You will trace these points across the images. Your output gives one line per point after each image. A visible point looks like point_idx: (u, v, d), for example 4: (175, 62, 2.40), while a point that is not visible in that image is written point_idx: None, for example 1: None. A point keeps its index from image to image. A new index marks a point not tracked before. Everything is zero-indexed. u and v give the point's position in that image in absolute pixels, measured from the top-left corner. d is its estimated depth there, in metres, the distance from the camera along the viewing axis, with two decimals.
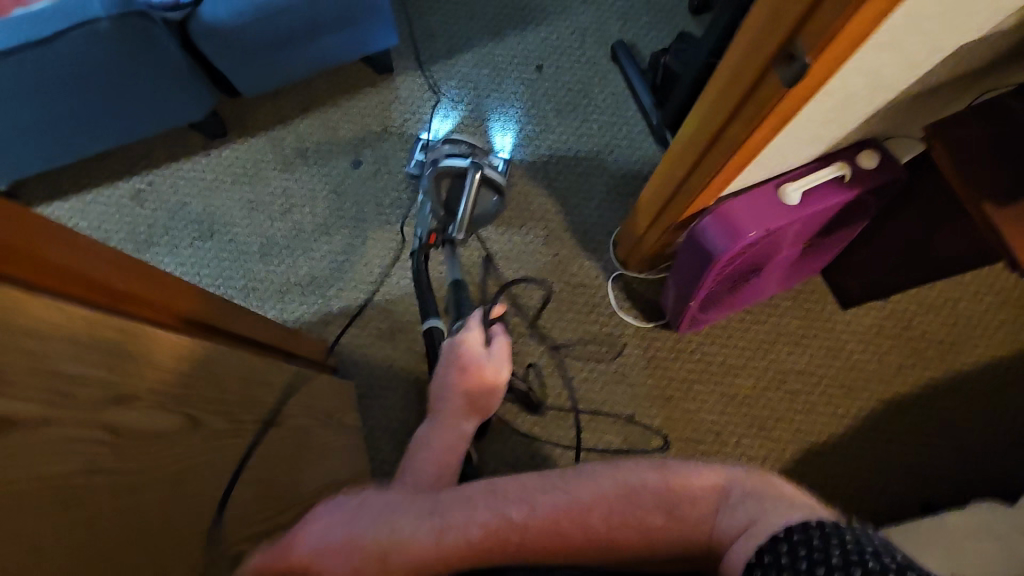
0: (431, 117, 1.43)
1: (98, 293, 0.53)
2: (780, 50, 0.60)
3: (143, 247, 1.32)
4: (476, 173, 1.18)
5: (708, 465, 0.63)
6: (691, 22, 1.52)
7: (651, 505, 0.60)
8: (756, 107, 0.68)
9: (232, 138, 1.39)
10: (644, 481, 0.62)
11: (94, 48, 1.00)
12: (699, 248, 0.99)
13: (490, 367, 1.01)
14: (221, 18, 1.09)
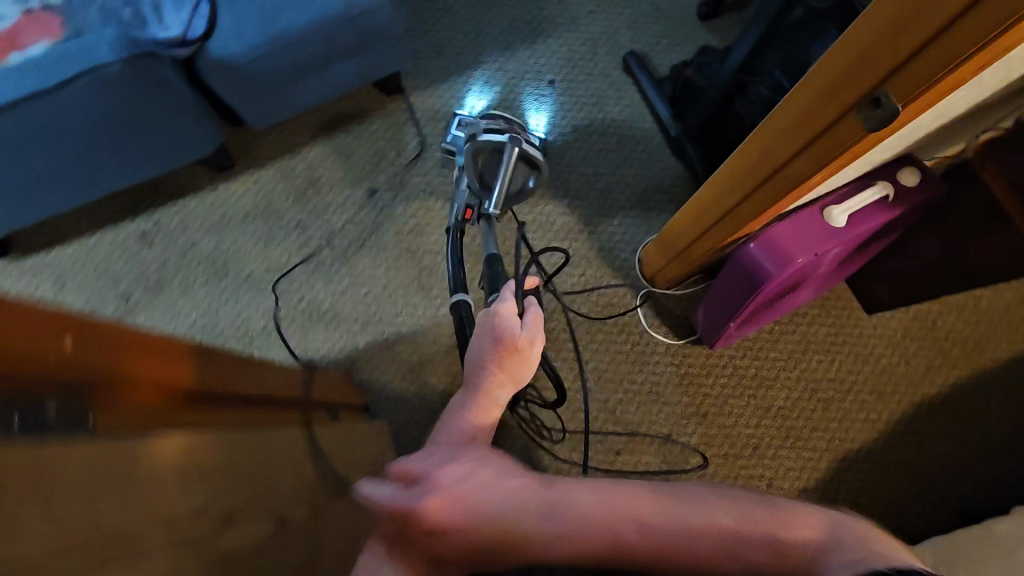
0: (467, 91, 1.42)
1: (127, 407, 0.48)
2: (863, 95, 0.59)
3: (154, 290, 1.26)
4: (514, 148, 1.09)
5: (815, 507, 0.59)
6: (701, 30, 1.50)
7: (758, 540, 0.56)
8: (826, 146, 0.66)
9: (239, 171, 1.33)
10: (755, 513, 0.58)
11: (103, 94, 0.96)
12: (743, 274, 0.97)
13: (522, 341, 0.86)
14: (233, 53, 1.04)
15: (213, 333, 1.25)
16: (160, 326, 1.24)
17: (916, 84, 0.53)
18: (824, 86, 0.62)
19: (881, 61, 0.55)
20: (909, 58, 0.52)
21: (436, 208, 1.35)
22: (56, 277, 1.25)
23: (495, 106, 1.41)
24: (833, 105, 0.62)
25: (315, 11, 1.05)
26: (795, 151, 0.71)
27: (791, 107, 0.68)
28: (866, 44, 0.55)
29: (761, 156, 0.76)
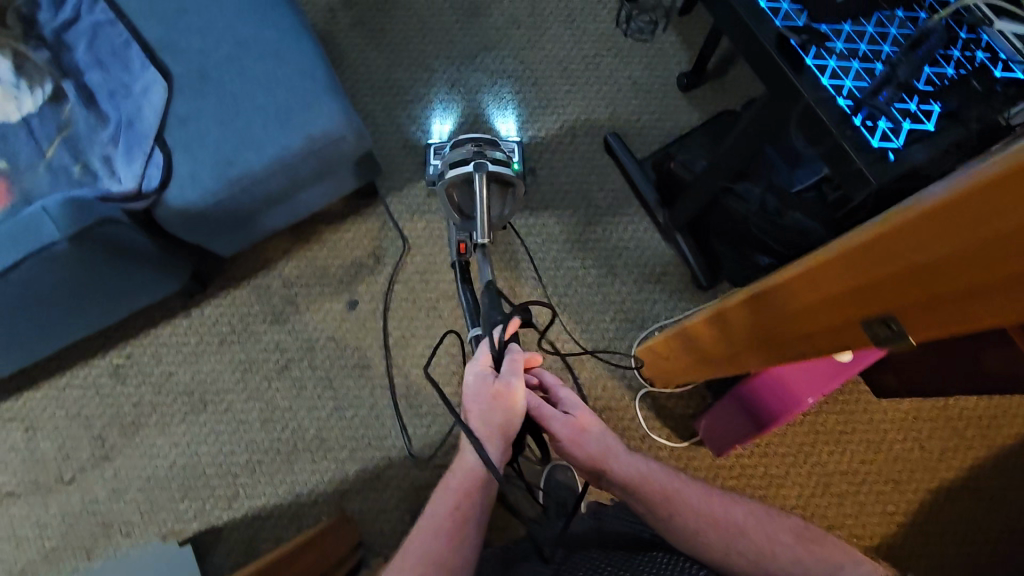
0: (430, 117, 1.41)
1: None
2: (869, 313, 0.53)
3: (130, 431, 1.21)
4: (480, 175, 1.08)
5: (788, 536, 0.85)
6: (683, 103, 1.44)
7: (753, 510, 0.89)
8: (823, 335, 0.61)
9: (212, 294, 1.27)
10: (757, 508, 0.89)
11: (56, 268, 0.89)
12: (748, 407, 0.94)
13: (497, 387, 0.82)
14: (193, 200, 0.97)
15: (196, 473, 1.19)
16: (140, 470, 1.18)
17: (935, 320, 0.46)
18: (824, 286, 0.56)
19: (894, 286, 0.48)
20: (924, 301, 0.46)
21: (419, 318, 1.29)
22: (27, 425, 1.20)
23: (461, 126, 1.41)
24: (831, 307, 0.56)
25: (276, 149, 0.99)
26: (791, 329, 0.65)
27: (786, 292, 0.62)
28: (870, 268, 0.49)
29: (754, 318, 0.71)
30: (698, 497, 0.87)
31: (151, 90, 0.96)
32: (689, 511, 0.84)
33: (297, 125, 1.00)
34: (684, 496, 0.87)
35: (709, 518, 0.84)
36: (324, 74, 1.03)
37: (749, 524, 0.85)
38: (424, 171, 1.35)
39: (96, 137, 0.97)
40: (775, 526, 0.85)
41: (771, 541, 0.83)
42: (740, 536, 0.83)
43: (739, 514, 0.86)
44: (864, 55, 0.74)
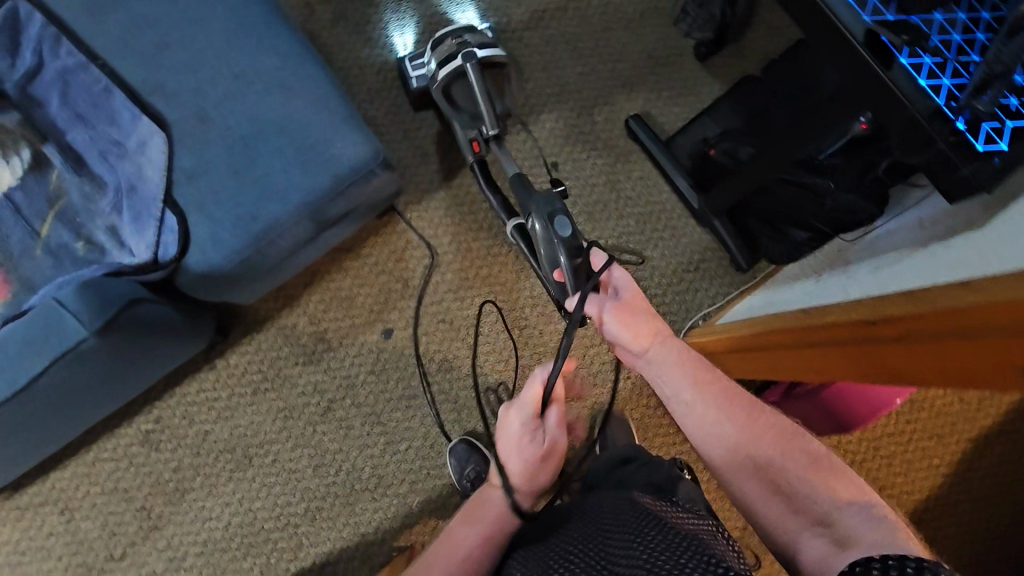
0: (388, 31, 1.30)
1: None
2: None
3: (175, 498, 1.14)
4: (472, 65, 1.02)
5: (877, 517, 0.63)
6: (700, 72, 1.35)
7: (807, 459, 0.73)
8: (934, 364, 0.59)
9: (235, 341, 1.19)
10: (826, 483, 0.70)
11: (87, 364, 0.81)
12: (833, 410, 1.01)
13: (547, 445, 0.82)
14: (219, 263, 0.86)
15: (255, 529, 1.14)
16: (194, 536, 1.13)
17: None
18: (926, 322, 0.60)
19: None
20: None
21: (459, 339, 1.23)
22: (62, 506, 1.12)
23: (422, 34, 1.31)
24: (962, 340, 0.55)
25: (300, 193, 0.88)
26: (899, 354, 0.64)
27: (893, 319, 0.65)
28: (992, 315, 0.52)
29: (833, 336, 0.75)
30: (730, 399, 0.78)
31: (151, 146, 0.85)
32: (711, 411, 0.78)
33: (319, 163, 0.89)
34: (717, 393, 0.79)
35: (730, 418, 0.77)
36: (337, 100, 0.92)
37: (752, 421, 0.76)
38: (422, 142, 1.27)
39: (96, 209, 0.86)
40: (792, 443, 0.75)
41: (787, 460, 0.73)
42: (754, 446, 0.74)
43: (767, 423, 0.76)
44: (959, 47, 0.68)
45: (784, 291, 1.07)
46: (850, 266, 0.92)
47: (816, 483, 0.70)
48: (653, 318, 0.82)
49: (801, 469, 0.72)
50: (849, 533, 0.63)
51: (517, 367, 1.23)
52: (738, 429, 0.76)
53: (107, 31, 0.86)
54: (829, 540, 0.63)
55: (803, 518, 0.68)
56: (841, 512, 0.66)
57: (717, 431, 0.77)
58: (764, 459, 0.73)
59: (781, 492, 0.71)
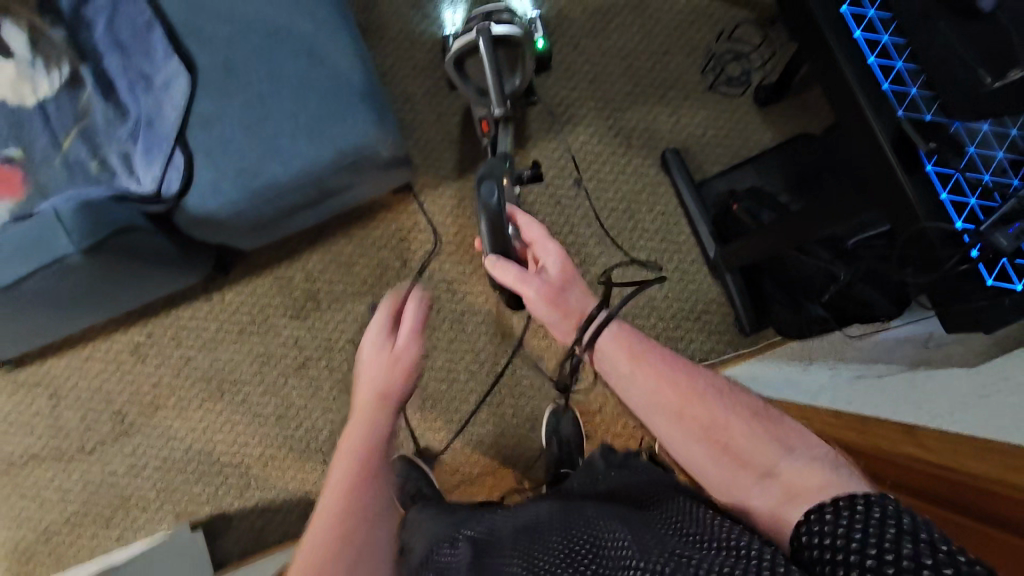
0: (441, 6, 1.30)
1: None
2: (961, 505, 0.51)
3: (149, 411, 1.22)
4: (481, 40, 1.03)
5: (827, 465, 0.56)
6: (756, 117, 1.27)
7: (748, 413, 0.63)
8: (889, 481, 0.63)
9: (233, 280, 1.24)
10: (769, 438, 0.61)
11: (73, 278, 0.87)
12: None
13: None
14: (214, 209, 0.90)
15: (210, 458, 1.20)
16: (157, 450, 1.20)
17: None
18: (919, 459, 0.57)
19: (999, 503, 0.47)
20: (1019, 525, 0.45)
21: (441, 330, 1.23)
22: (52, 392, 1.21)
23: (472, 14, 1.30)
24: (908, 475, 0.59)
25: (303, 161, 0.90)
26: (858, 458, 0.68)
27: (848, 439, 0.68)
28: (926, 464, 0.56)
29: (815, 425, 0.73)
30: (665, 367, 0.68)
31: (175, 84, 0.88)
32: (649, 376, 0.67)
33: (326, 136, 0.90)
34: (653, 360, 0.68)
35: (668, 382, 0.67)
36: (361, 77, 0.92)
37: (688, 382, 0.66)
38: (450, 126, 1.27)
39: (115, 134, 0.91)
40: (733, 400, 0.65)
41: (724, 418, 0.63)
42: (695, 407, 0.64)
43: (705, 382, 0.67)
44: (998, 166, 0.62)
45: (778, 367, 1.00)
46: (838, 363, 0.87)
47: (761, 438, 0.61)
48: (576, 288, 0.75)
49: (746, 425, 0.62)
50: (801, 484, 0.55)
51: (491, 371, 1.23)
52: (676, 394, 0.65)
53: None
54: (777, 491, 0.56)
55: (750, 474, 0.59)
56: (786, 461, 0.58)
57: (657, 398, 0.66)
58: (706, 420, 0.63)
59: (728, 452, 0.61)
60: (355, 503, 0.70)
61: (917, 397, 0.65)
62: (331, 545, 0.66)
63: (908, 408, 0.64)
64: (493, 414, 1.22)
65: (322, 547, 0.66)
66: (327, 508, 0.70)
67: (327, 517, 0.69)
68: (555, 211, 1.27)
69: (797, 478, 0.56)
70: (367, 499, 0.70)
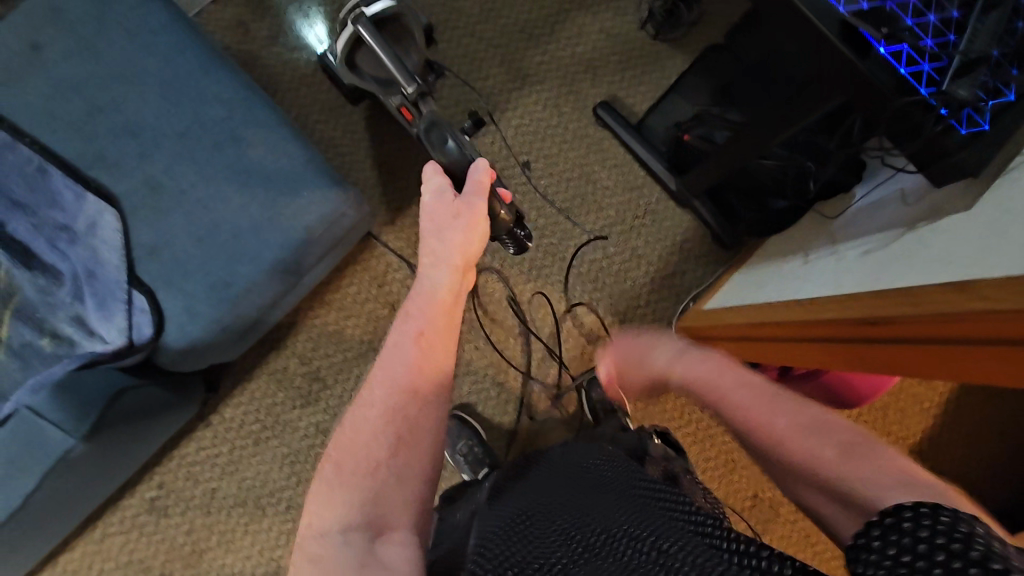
0: (304, 31, 1.22)
1: None
2: (970, 329, 0.58)
3: (194, 559, 1.12)
4: (360, 29, 0.92)
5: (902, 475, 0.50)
6: (663, 47, 1.31)
7: (820, 417, 0.59)
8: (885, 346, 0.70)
9: (228, 394, 1.15)
10: (846, 439, 0.56)
11: (86, 467, 0.82)
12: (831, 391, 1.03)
13: None
14: (197, 335, 0.81)
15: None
16: None
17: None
18: (960, 307, 0.58)
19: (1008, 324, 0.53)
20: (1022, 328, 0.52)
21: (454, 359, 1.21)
22: None
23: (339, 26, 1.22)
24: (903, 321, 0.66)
25: (273, 250, 0.83)
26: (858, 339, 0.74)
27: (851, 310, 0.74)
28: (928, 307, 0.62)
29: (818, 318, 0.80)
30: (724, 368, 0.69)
31: (104, 225, 0.80)
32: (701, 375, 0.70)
33: (289, 216, 0.83)
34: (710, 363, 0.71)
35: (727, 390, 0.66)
36: (296, 144, 0.86)
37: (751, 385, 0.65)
38: (384, 157, 1.22)
39: (57, 299, 0.82)
40: (800, 403, 0.62)
41: (791, 416, 0.60)
42: (759, 410, 0.62)
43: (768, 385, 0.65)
44: (935, 27, 0.65)
45: (773, 271, 1.06)
46: (836, 246, 0.92)
47: (831, 442, 0.56)
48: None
49: (806, 426, 0.59)
50: (853, 490, 0.52)
51: (519, 375, 1.23)
52: (743, 395, 0.64)
53: (31, 105, 0.79)
54: (856, 513, 0.51)
55: (807, 477, 0.56)
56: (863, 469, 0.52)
57: (722, 402, 0.66)
58: (773, 425, 0.60)
59: (794, 457, 0.57)
60: (406, 422, 0.62)
61: (903, 258, 0.72)
62: (375, 448, 0.60)
63: (902, 271, 0.70)
64: (537, 414, 1.22)
65: (366, 429, 0.62)
66: (389, 373, 0.66)
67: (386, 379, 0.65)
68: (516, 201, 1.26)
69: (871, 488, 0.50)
70: (423, 425, 0.63)
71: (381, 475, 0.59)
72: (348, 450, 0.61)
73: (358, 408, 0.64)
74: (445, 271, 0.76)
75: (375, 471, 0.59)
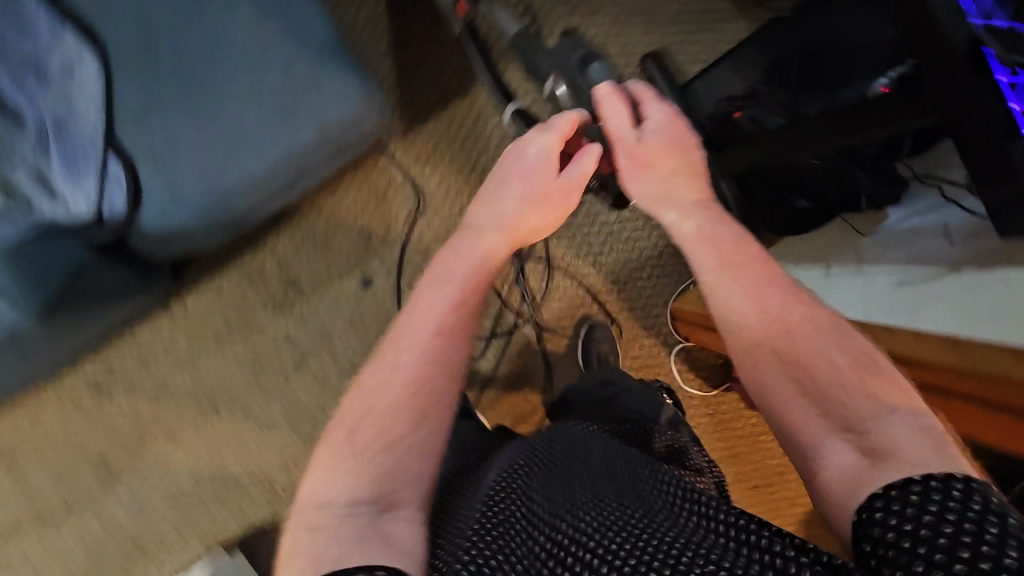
0: None
1: None
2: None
3: (136, 447, 1.07)
4: None
5: (924, 434, 0.45)
6: (728, 8, 1.21)
7: (847, 356, 0.52)
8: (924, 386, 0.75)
9: (195, 284, 1.07)
10: (874, 387, 0.50)
11: (33, 343, 0.75)
12: None
13: None
14: (175, 222, 0.72)
15: (225, 478, 1.10)
16: (159, 486, 1.08)
17: None
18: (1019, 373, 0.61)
19: None
20: None
21: None
22: (10, 454, 1.04)
23: None
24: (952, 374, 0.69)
25: (281, 149, 0.73)
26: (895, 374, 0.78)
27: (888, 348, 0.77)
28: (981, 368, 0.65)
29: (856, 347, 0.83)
30: (755, 273, 0.59)
31: (88, 77, 0.69)
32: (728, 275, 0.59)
33: (305, 111, 0.72)
34: (743, 265, 0.59)
35: (753, 298, 0.57)
36: (329, 25, 0.73)
37: (783, 306, 0.56)
38: (407, 60, 1.10)
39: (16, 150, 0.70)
40: (833, 338, 0.53)
41: (818, 350, 0.53)
42: (783, 339, 0.54)
43: (801, 314, 0.55)
44: None
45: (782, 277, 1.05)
46: (862, 266, 0.90)
47: (854, 386, 0.50)
48: (691, 177, 0.69)
49: (841, 368, 0.51)
50: (877, 444, 0.46)
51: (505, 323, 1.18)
52: (763, 320, 0.56)
53: None
54: (858, 451, 0.47)
55: (814, 411, 0.51)
56: (883, 419, 0.47)
57: (740, 310, 0.57)
58: (794, 358, 0.53)
59: (804, 393, 0.51)
60: (434, 394, 0.54)
61: (936, 303, 0.73)
62: (399, 417, 0.52)
63: (941, 317, 0.71)
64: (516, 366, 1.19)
65: (390, 398, 0.53)
66: (419, 329, 0.57)
67: (417, 338, 0.57)
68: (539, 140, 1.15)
69: (891, 442, 0.46)
70: (452, 395, 0.56)
71: (399, 449, 0.51)
72: (366, 423, 0.52)
73: (382, 366, 0.55)
74: (496, 234, 0.66)
75: (391, 446, 0.51)
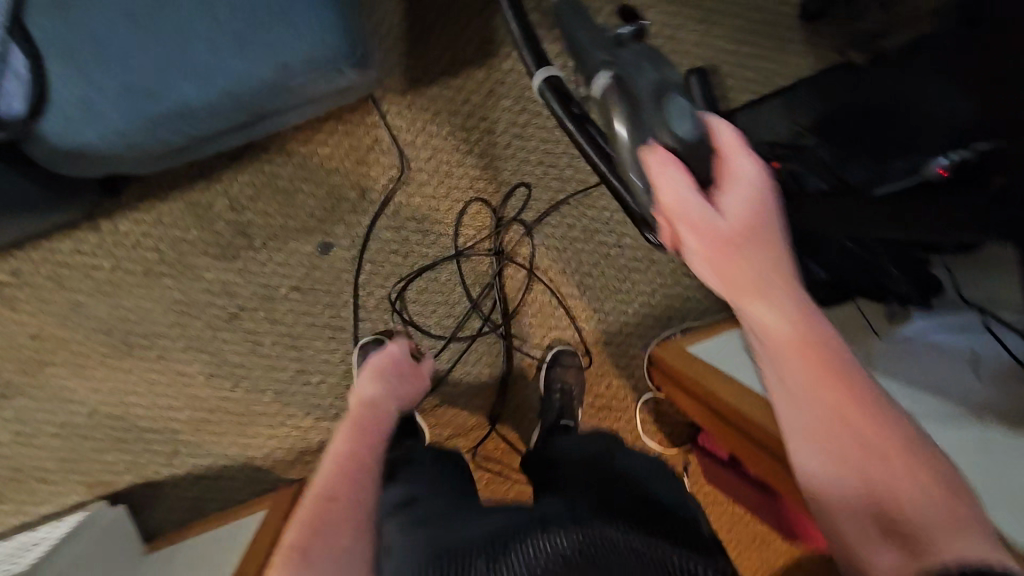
0: None
1: None
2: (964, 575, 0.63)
3: (32, 367, 0.96)
4: None
5: (986, 543, 0.39)
6: (796, 38, 1.07)
7: (909, 439, 0.43)
8: None
9: (131, 205, 0.94)
10: (936, 483, 0.41)
11: None
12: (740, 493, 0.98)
13: None
14: (86, 140, 0.60)
15: (126, 422, 0.99)
16: (50, 415, 0.97)
17: None
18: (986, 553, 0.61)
19: None
20: None
21: (408, 278, 1.01)
22: None
23: None
24: None
25: (228, 79, 0.61)
26: None
27: None
28: None
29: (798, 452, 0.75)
30: (830, 358, 0.44)
31: None
32: (797, 365, 0.44)
33: (265, 40, 0.60)
34: (820, 354, 0.44)
35: (823, 384, 0.43)
36: None
37: (852, 396, 0.43)
38: (424, 11, 0.95)
39: None
40: (903, 431, 0.43)
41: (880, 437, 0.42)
42: (847, 426, 0.43)
43: (865, 389, 0.44)
44: None
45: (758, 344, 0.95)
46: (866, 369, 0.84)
47: (923, 488, 0.41)
48: (775, 272, 0.46)
49: (907, 468, 0.42)
50: (932, 558, 0.38)
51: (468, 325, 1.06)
52: (830, 409, 0.43)
53: None
54: (913, 556, 0.39)
55: (864, 514, 0.42)
56: (951, 531, 0.39)
57: (801, 393, 0.44)
58: (857, 452, 0.42)
59: (864, 496, 0.42)
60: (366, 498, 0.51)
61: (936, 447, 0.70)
62: (345, 522, 0.47)
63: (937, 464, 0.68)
64: None
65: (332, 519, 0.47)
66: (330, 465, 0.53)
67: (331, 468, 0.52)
68: (553, 136, 1.02)
69: (954, 550, 0.38)
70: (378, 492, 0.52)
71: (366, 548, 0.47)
72: (328, 516, 0.48)
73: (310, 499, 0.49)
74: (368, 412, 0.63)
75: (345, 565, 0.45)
